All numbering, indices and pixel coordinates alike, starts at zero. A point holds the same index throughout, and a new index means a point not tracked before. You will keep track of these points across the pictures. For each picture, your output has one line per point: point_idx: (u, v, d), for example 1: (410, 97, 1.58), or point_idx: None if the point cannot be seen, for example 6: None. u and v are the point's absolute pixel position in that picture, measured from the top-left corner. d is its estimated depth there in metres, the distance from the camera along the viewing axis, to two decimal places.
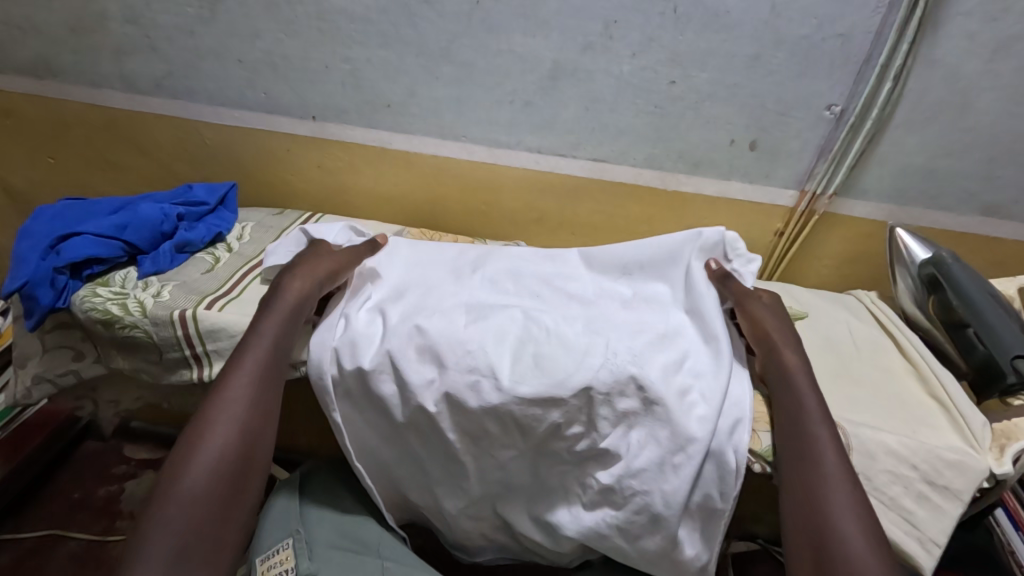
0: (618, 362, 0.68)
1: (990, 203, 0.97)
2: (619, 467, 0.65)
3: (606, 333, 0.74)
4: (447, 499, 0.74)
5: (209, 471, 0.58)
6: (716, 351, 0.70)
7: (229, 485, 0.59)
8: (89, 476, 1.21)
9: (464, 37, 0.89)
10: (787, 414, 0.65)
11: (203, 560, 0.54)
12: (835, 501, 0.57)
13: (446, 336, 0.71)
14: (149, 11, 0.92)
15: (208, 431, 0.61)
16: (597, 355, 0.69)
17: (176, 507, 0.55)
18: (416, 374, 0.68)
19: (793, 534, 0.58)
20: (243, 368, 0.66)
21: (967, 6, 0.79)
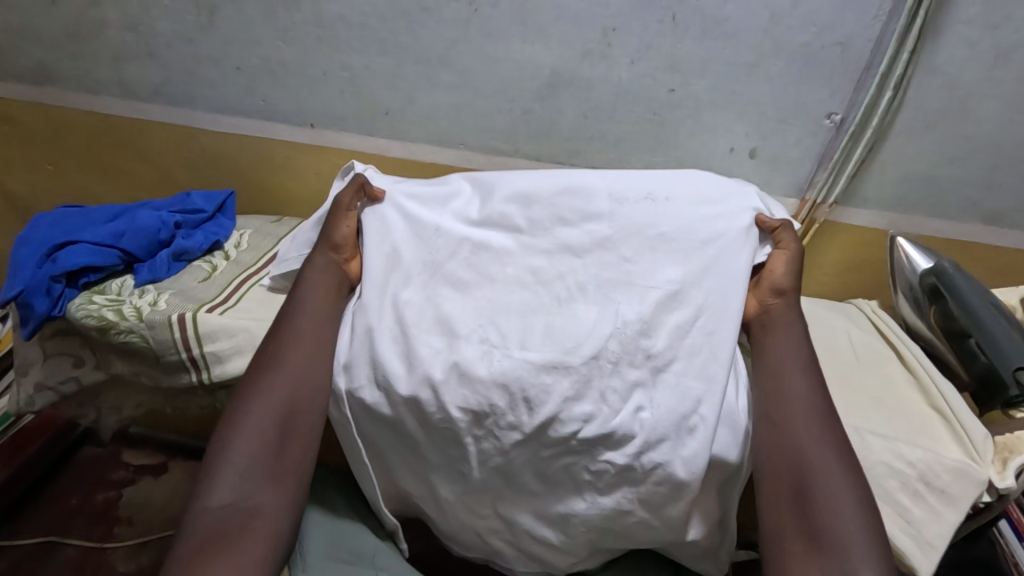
0: (627, 334, 0.71)
1: (992, 211, 0.96)
2: (633, 446, 0.66)
3: (615, 297, 0.75)
4: (443, 486, 0.75)
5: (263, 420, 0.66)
6: (722, 309, 0.73)
7: (283, 425, 0.67)
8: (88, 481, 1.20)
9: (462, 44, 0.89)
10: (774, 362, 0.72)
11: (264, 487, 0.63)
12: (803, 433, 0.66)
13: (457, 312, 0.74)
14: (148, 17, 0.92)
15: (264, 379, 0.69)
16: (610, 321, 0.72)
17: (238, 443, 0.65)
18: (426, 345, 0.70)
19: (772, 470, 0.66)
20: (294, 330, 0.73)
21: (969, 13, 0.78)
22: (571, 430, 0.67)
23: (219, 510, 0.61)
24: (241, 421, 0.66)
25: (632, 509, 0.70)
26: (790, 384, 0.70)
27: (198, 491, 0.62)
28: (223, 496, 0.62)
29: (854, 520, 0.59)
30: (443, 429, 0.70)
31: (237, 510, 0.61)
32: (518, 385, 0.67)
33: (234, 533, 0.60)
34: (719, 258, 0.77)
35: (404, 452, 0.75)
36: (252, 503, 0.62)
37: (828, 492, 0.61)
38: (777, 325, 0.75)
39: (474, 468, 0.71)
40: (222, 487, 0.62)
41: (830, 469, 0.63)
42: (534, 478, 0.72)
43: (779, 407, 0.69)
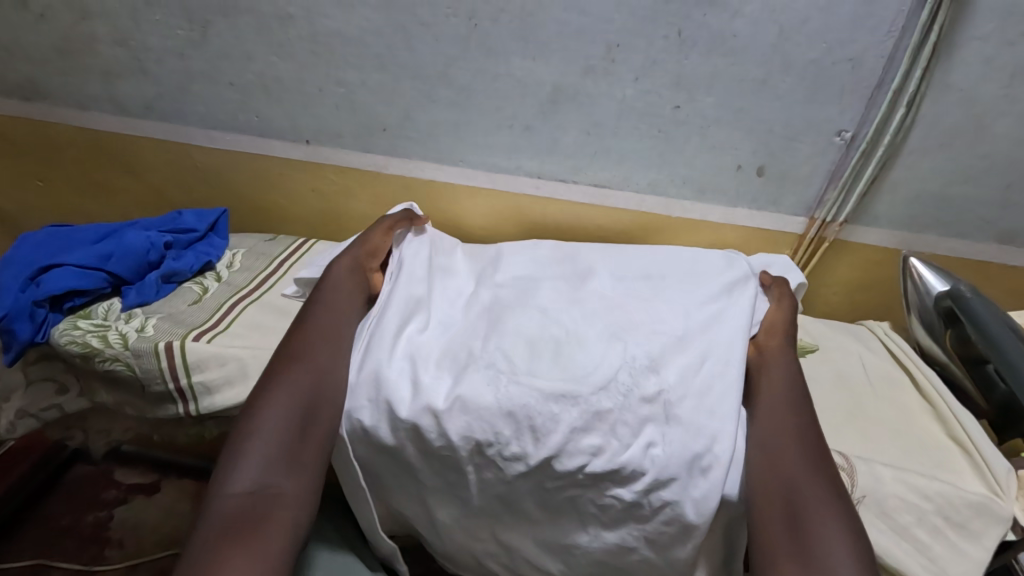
0: (636, 368, 0.71)
1: (1006, 230, 0.93)
2: (643, 482, 0.64)
3: (626, 340, 0.75)
4: (438, 510, 0.72)
5: (286, 408, 0.63)
6: (731, 352, 0.73)
7: (301, 419, 0.63)
8: (78, 501, 1.16)
9: (461, 60, 0.86)
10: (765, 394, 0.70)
11: (287, 475, 0.59)
12: (792, 459, 0.63)
13: (465, 345, 0.74)
14: (139, 33, 0.90)
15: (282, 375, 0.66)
16: (619, 365, 0.72)
17: (260, 432, 0.61)
18: (430, 374, 0.69)
19: (762, 492, 0.61)
20: (309, 334, 0.72)
21: (984, 30, 0.76)
22: (577, 463, 0.65)
23: (243, 496, 0.56)
24: (262, 410, 0.63)
25: (635, 547, 0.67)
26: (779, 410, 0.68)
27: (218, 479, 0.57)
28: (246, 481, 0.57)
29: (848, 554, 0.55)
30: (440, 455, 0.67)
31: (262, 496, 0.57)
32: (525, 411, 0.66)
33: (258, 518, 0.55)
34: (724, 315, 0.79)
35: (398, 476, 0.72)
36: (276, 490, 0.58)
37: (821, 516, 0.58)
38: (772, 361, 0.74)
39: (473, 494, 0.69)
40: (245, 474, 0.58)
41: (822, 493, 0.59)
42: (536, 507, 0.69)
43: (767, 431, 0.66)
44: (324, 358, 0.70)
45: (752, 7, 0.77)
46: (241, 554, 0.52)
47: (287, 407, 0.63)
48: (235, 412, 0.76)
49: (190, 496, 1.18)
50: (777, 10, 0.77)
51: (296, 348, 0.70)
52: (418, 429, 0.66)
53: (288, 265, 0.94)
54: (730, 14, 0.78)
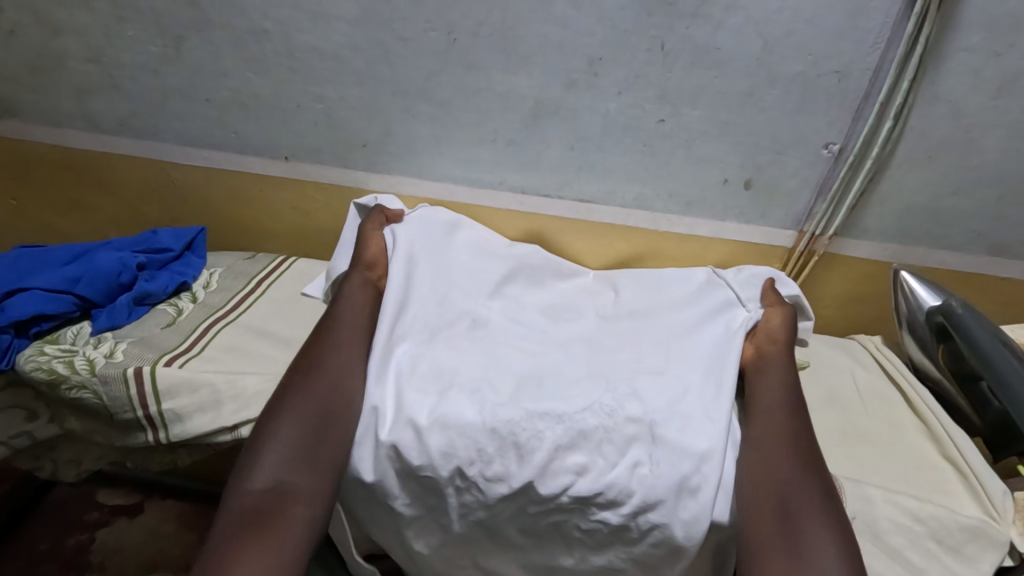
0: (619, 394, 0.69)
1: (997, 243, 0.92)
2: (630, 506, 0.62)
3: (607, 369, 0.73)
4: (416, 539, 0.69)
5: (303, 411, 0.63)
6: (719, 379, 0.71)
7: (318, 420, 0.63)
8: (57, 524, 1.13)
9: (441, 75, 0.85)
10: (762, 395, 0.70)
11: (302, 475, 0.59)
12: (783, 467, 0.61)
13: (452, 362, 0.71)
14: (111, 49, 0.88)
15: (303, 380, 0.66)
16: (601, 389, 0.70)
17: (281, 433, 0.61)
18: (415, 390, 0.68)
19: (754, 501, 0.60)
20: (330, 337, 0.72)
21: (970, 41, 0.75)
22: (561, 485, 0.63)
23: (261, 493, 0.57)
24: (280, 415, 0.63)
25: (624, 570, 0.65)
26: (779, 412, 0.67)
27: (240, 476, 0.58)
28: (264, 479, 0.58)
29: (830, 538, 0.55)
30: (421, 480, 0.65)
31: (277, 494, 0.57)
32: (509, 429, 0.65)
33: (271, 516, 0.55)
34: (709, 333, 0.76)
35: (374, 504, 0.69)
36: (293, 490, 0.58)
37: (807, 510, 0.57)
38: (771, 362, 0.74)
39: (454, 520, 0.66)
40: (266, 471, 0.58)
41: (814, 493, 0.59)
42: (518, 534, 0.67)
43: (762, 437, 0.65)
44: (343, 363, 0.69)
45: (735, 20, 0.76)
46: (257, 552, 0.52)
47: (303, 412, 0.63)
48: (207, 440, 0.74)
49: (174, 517, 1.15)
50: (761, 23, 0.76)
51: (316, 354, 0.70)
52: (396, 450, 0.64)
53: (267, 284, 0.92)
54: (713, 27, 0.77)
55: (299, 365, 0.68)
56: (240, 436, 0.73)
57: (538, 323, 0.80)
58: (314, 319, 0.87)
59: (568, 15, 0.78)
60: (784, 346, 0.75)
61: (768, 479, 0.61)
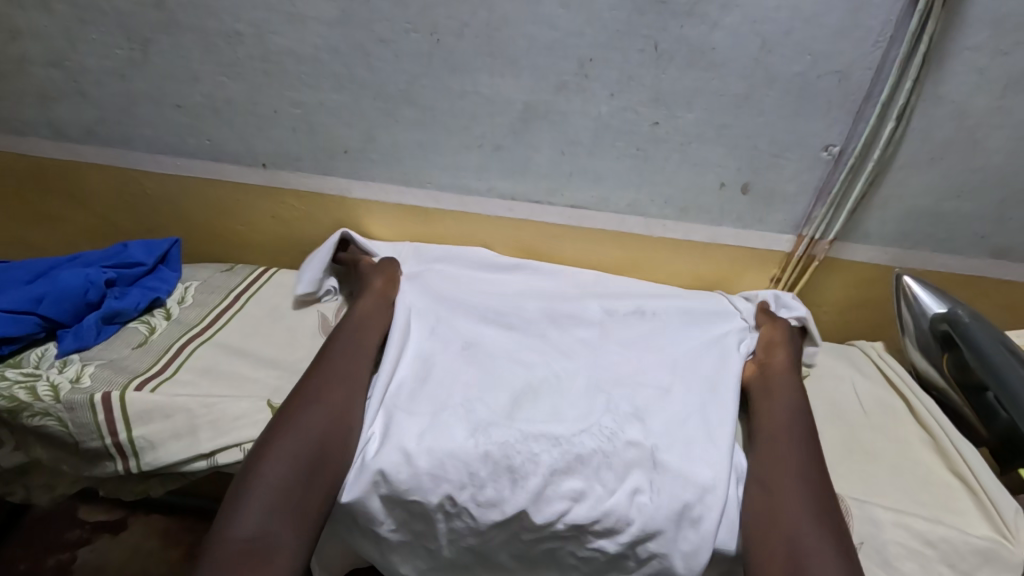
0: (620, 415, 0.68)
1: (1002, 246, 0.89)
2: (628, 535, 0.58)
3: (608, 389, 0.71)
4: (402, 565, 0.66)
5: (300, 447, 0.59)
6: (718, 402, 0.70)
7: (308, 458, 0.59)
8: (35, 541, 1.04)
9: (424, 78, 0.81)
10: (768, 420, 0.69)
11: (288, 521, 0.55)
12: (795, 501, 0.59)
13: (446, 387, 0.69)
14: (75, 54, 0.83)
15: (294, 413, 0.62)
16: (602, 411, 0.68)
17: (267, 473, 0.57)
18: (407, 417, 0.65)
19: (764, 535, 0.57)
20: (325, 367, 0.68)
21: (976, 39, 0.72)
22: (557, 511, 0.59)
23: (243, 540, 0.53)
24: (270, 453, 0.58)
25: None
26: (780, 439, 0.66)
27: (223, 520, 0.54)
28: (248, 526, 0.54)
29: None
30: (405, 506, 0.61)
31: (263, 541, 0.53)
32: (502, 453, 0.62)
33: (254, 567, 0.51)
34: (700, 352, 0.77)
35: (356, 530, 0.66)
36: (277, 535, 0.54)
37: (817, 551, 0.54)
38: (778, 386, 0.72)
39: (442, 546, 0.63)
40: (251, 515, 0.54)
41: (826, 534, 0.56)
42: (511, 560, 0.64)
43: (771, 464, 0.63)
44: (345, 396, 0.66)
45: (731, 18, 0.73)
46: None
47: (300, 448, 0.59)
48: (181, 469, 0.69)
49: (158, 533, 1.06)
50: (759, 22, 0.73)
51: (312, 385, 0.66)
52: (383, 474, 0.60)
53: (246, 298, 0.88)
54: (708, 26, 0.73)
55: (292, 397, 0.65)
56: (217, 464, 0.68)
57: (542, 342, 0.78)
58: (296, 336, 0.83)
59: (557, 14, 0.74)
60: (785, 364, 0.75)
61: (774, 527, 0.58)
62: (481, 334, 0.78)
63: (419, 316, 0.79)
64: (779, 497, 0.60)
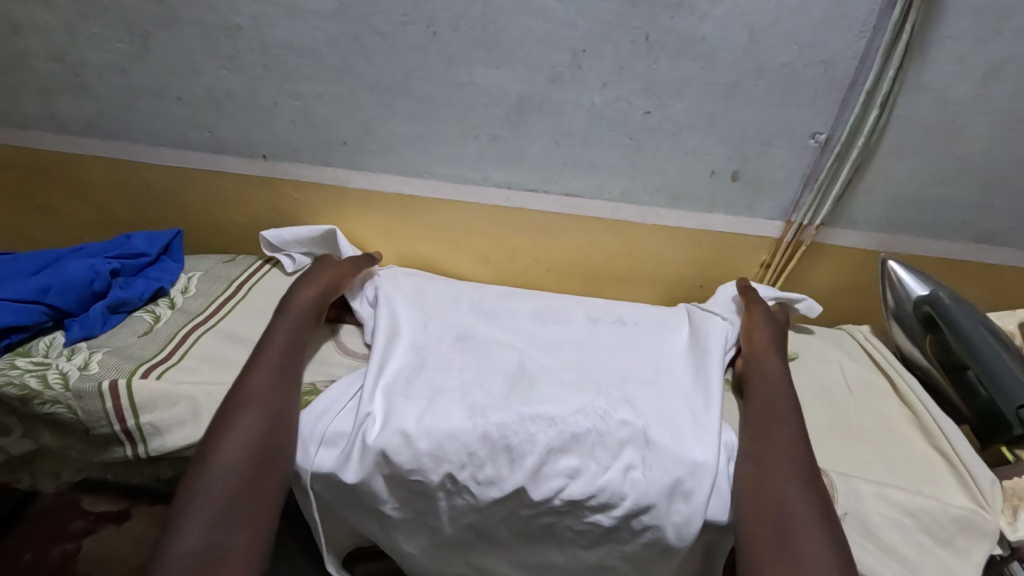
0: (611, 398, 0.70)
1: (983, 230, 0.92)
2: (622, 508, 0.62)
3: (598, 376, 0.74)
4: (406, 542, 0.69)
5: (238, 458, 0.59)
6: (707, 387, 0.72)
7: (257, 464, 0.59)
8: (40, 534, 1.06)
9: (421, 70, 0.82)
10: (759, 398, 0.71)
11: (242, 528, 0.55)
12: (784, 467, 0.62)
13: (440, 371, 0.72)
14: (76, 48, 0.85)
15: (230, 421, 0.62)
16: (592, 395, 0.71)
17: (211, 484, 0.56)
18: (406, 402, 0.67)
19: (754, 500, 0.60)
20: (257, 373, 0.68)
21: (956, 29, 0.74)
22: (553, 487, 0.62)
23: (193, 554, 0.51)
24: (212, 464, 0.58)
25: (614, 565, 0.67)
26: (772, 414, 0.69)
27: (165, 539, 0.52)
28: (196, 540, 0.52)
29: (831, 545, 0.55)
30: (408, 484, 0.64)
31: (216, 552, 0.52)
32: (500, 433, 0.64)
33: None
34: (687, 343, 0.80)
35: (360, 509, 0.69)
36: (231, 543, 0.53)
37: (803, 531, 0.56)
38: (766, 367, 0.75)
39: (444, 523, 0.66)
40: (200, 528, 0.53)
41: (809, 498, 0.59)
42: (510, 535, 0.66)
43: (759, 436, 0.66)
44: (276, 402, 0.65)
45: (720, 10, 0.75)
46: None
47: (239, 458, 0.59)
48: (189, 453, 0.71)
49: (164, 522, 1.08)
50: (747, 13, 0.75)
51: (240, 395, 0.65)
52: (385, 455, 0.63)
53: (248, 287, 0.90)
54: (698, 17, 0.75)
55: (225, 404, 0.64)
56: None
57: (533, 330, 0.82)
58: None
59: (550, 6, 0.76)
60: (766, 348, 0.78)
61: (763, 490, 0.60)
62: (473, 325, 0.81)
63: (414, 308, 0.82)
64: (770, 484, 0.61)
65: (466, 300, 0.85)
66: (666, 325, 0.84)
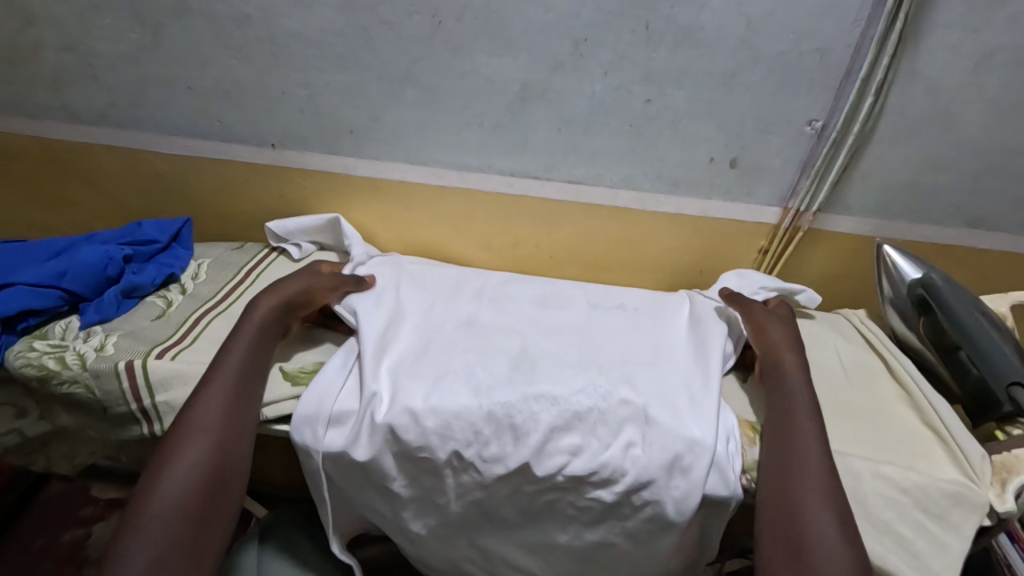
0: (612, 377, 0.72)
1: (975, 216, 0.94)
2: (623, 484, 0.64)
3: (599, 356, 0.76)
4: (414, 519, 0.71)
5: (179, 492, 0.59)
6: (706, 367, 0.74)
7: (200, 505, 0.59)
8: (50, 521, 1.09)
9: (426, 59, 0.84)
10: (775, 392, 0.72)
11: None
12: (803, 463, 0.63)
13: (445, 352, 0.74)
14: (87, 38, 0.86)
15: (176, 455, 0.61)
16: (593, 374, 0.73)
17: (149, 527, 0.56)
18: (412, 381, 0.69)
19: (774, 501, 0.61)
20: (212, 396, 0.66)
21: (949, 18, 0.76)
22: (556, 464, 0.64)
23: None
24: (152, 505, 0.58)
25: (615, 542, 0.69)
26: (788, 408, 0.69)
27: None
28: None
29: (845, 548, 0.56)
30: (417, 461, 0.66)
31: None
32: (505, 412, 0.66)
33: None
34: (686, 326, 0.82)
35: (369, 487, 0.71)
36: None
37: (827, 546, 0.56)
38: (777, 353, 0.75)
39: (450, 500, 0.68)
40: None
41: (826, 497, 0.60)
42: (514, 511, 0.69)
43: (779, 432, 0.67)
44: (225, 430, 0.64)
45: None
46: None
47: (180, 496, 0.58)
48: None
49: None
50: (745, 3, 0.76)
51: (189, 421, 0.64)
52: (393, 432, 0.65)
53: (258, 272, 0.92)
54: (697, 7, 0.77)
55: (173, 432, 0.63)
56: None
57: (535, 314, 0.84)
58: None
59: None
60: (777, 336, 0.78)
61: (782, 486, 0.62)
62: (476, 308, 0.83)
63: (418, 294, 0.84)
64: (792, 494, 0.61)
65: (469, 287, 0.88)
66: (665, 310, 0.86)
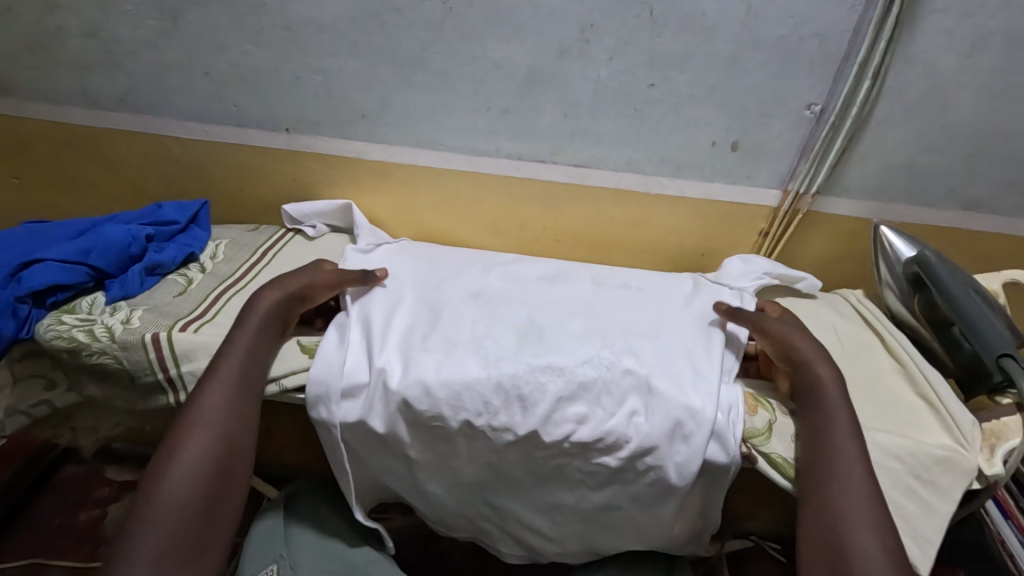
0: (616, 349, 0.75)
1: (970, 198, 0.97)
2: (628, 449, 0.67)
3: (604, 329, 0.79)
4: (428, 483, 0.75)
5: (185, 484, 0.61)
6: (707, 342, 0.77)
7: (205, 499, 0.62)
8: (67, 502, 1.13)
9: (436, 44, 0.87)
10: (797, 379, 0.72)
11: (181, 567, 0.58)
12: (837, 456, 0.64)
13: (455, 326, 0.77)
14: (108, 25, 0.89)
15: (183, 449, 0.63)
16: (598, 346, 0.75)
17: (156, 520, 0.59)
18: (423, 355, 0.72)
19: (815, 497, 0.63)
20: (217, 389, 0.68)
21: (943, 3, 0.78)
22: (563, 431, 0.67)
23: None
24: (159, 497, 0.60)
25: (620, 505, 0.72)
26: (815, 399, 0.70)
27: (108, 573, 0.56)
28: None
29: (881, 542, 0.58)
30: (431, 427, 0.70)
31: None
32: (513, 383, 0.69)
33: None
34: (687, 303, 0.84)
35: (386, 453, 0.74)
36: None
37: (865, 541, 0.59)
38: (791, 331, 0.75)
39: (463, 464, 0.72)
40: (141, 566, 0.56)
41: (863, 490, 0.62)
42: (524, 475, 0.72)
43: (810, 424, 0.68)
44: (229, 423, 0.67)
45: None
46: None
47: (184, 488, 0.61)
48: None
49: None
50: None
51: (194, 415, 0.66)
52: (406, 403, 0.69)
53: (275, 251, 0.95)
54: None
55: (178, 426, 0.65)
56: None
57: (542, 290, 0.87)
58: None
59: None
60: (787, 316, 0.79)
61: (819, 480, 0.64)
62: (487, 285, 0.86)
63: (430, 274, 0.87)
64: (830, 490, 0.62)
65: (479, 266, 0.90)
66: (668, 288, 0.89)
